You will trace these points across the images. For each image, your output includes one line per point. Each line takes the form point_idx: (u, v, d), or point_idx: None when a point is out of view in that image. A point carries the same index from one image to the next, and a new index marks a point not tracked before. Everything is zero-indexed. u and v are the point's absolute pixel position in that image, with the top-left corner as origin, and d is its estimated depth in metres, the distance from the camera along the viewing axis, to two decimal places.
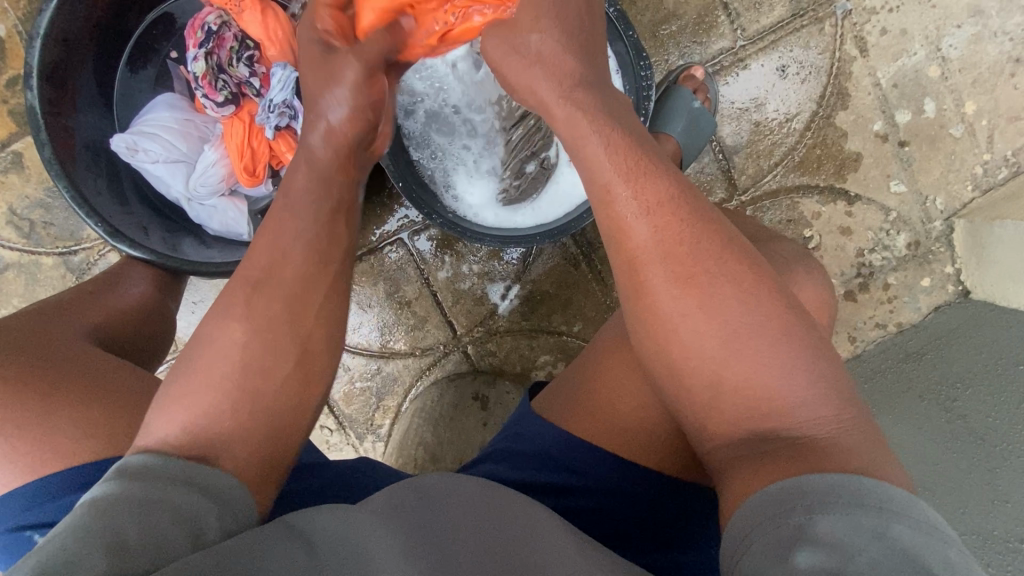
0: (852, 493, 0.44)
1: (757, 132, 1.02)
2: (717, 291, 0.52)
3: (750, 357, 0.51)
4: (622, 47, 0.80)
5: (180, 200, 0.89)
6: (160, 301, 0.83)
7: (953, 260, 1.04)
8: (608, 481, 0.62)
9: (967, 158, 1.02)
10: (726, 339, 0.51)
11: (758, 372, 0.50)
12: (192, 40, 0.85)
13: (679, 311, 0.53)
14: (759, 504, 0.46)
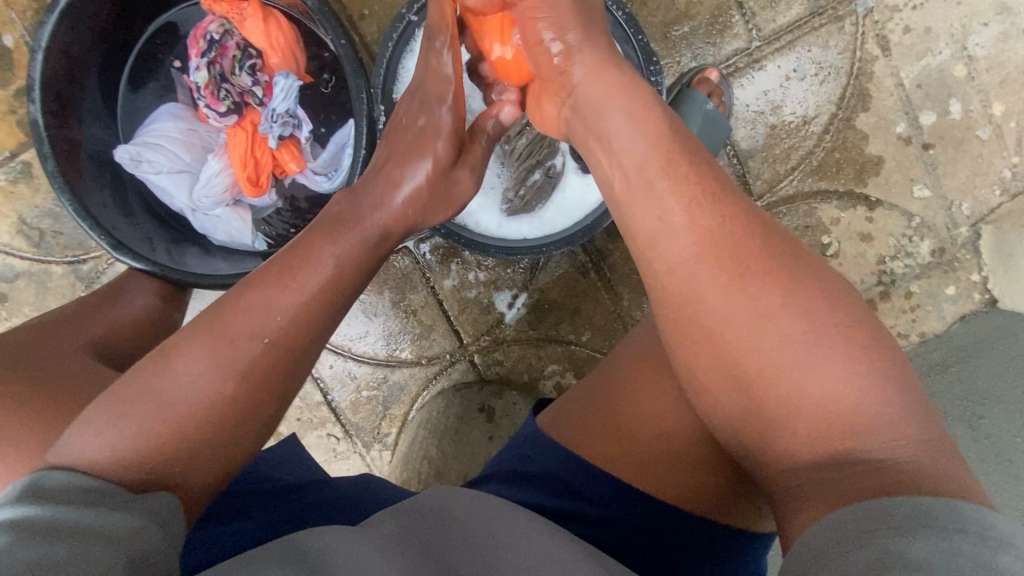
0: (946, 517, 0.40)
1: (773, 136, 0.98)
2: (779, 307, 0.50)
3: (815, 373, 0.49)
4: (632, 51, 0.77)
5: (185, 210, 0.88)
6: (164, 311, 0.82)
7: (980, 267, 0.99)
8: (620, 511, 0.59)
9: (995, 161, 0.98)
10: (788, 359, 0.49)
11: (824, 391, 0.48)
12: (194, 49, 0.84)
13: (740, 325, 0.51)
14: (834, 528, 0.42)
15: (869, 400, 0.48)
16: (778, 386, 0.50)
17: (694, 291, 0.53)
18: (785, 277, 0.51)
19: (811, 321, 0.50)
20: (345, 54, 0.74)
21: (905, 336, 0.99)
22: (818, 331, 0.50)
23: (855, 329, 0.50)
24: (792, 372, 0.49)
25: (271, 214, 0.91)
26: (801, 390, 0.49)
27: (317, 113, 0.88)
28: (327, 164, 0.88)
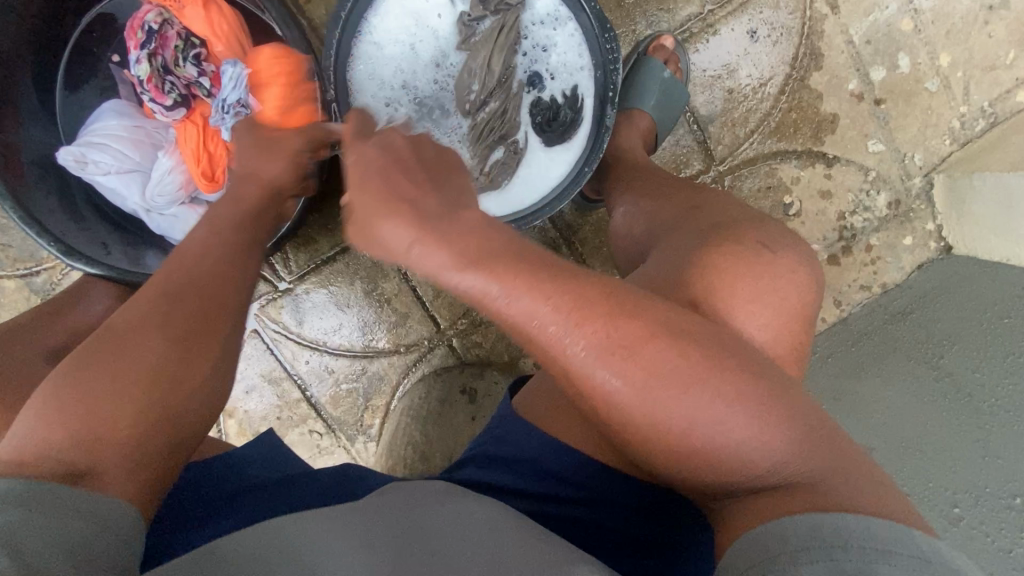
0: (862, 536, 0.42)
1: (731, 100, 0.99)
2: (611, 345, 0.46)
3: (704, 407, 0.47)
4: (586, 18, 0.76)
5: (138, 212, 0.85)
6: None
7: (934, 216, 1.03)
8: (599, 482, 0.59)
9: (944, 112, 1.00)
10: (641, 392, 0.47)
11: (689, 424, 0.47)
12: (131, 40, 0.80)
13: (612, 380, 0.46)
14: (753, 543, 0.46)
15: (732, 416, 0.47)
16: (671, 425, 0.47)
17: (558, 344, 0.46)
18: (586, 321, 0.46)
19: (654, 353, 0.47)
20: (293, 38, 0.74)
21: (865, 288, 1.05)
22: (671, 360, 0.47)
23: (682, 328, 0.49)
24: (662, 412, 0.47)
25: None
26: (688, 423, 0.47)
27: None
28: None
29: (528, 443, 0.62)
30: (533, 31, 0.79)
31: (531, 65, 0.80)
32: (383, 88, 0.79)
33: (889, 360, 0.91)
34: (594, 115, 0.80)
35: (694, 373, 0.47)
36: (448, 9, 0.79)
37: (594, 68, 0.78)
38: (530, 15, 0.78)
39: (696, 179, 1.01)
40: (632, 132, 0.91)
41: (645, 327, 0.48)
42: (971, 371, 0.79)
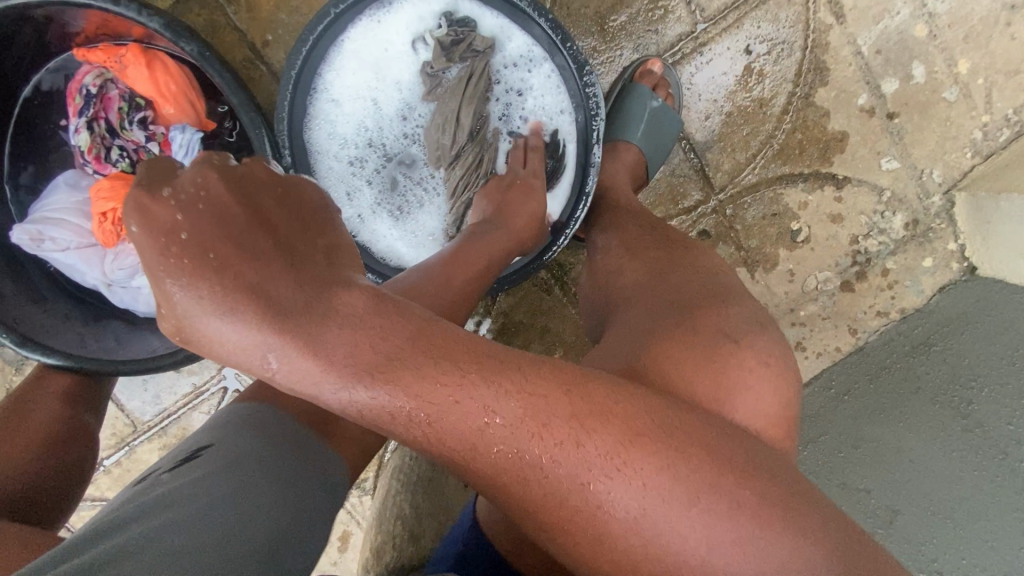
0: None
1: (729, 123, 0.91)
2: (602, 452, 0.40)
3: (693, 535, 0.40)
4: (563, 58, 0.69)
5: (99, 286, 0.80)
6: (76, 413, 0.71)
7: (956, 236, 0.96)
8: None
9: (965, 123, 0.92)
10: (630, 513, 0.40)
11: (679, 555, 0.41)
12: (70, 106, 0.75)
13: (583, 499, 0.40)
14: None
15: (733, 545, 0.40)
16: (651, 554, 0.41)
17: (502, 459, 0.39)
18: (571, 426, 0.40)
19: (652, 466, 0.40)
20: (240, 102, 0.66)
21: (883, 315, 0.97)
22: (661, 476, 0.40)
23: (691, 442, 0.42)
24: (649, 536, 0.40)
25: None
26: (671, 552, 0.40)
27: None
28: None
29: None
30: (506, 75, 0.72)
31: (505, 112, 0.74)
32: (346, 147, 0.74)
33: (910, 403, 0.84)
34: (578, 163, 0.74)
35: (693, 488, 0.41)
36: (411, 56, 0.72)
37: (574, 112, 0.72)
38: (501, 57, 0.71)
39: (695, 211, 0.94)
40: (619, 166, 0.82)
41: (649, 435, 0.41)
42: (1003, 423, 0.73)
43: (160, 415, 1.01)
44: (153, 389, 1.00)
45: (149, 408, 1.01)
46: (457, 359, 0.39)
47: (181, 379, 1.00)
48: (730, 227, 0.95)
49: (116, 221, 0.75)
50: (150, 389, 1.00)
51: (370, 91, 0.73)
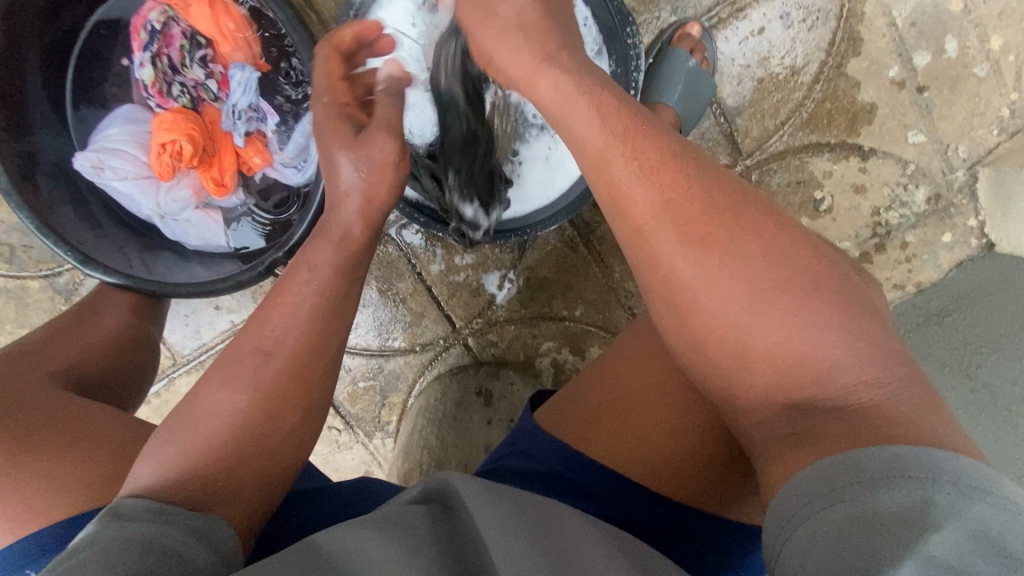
0: (930, 471, 0.37)
1: (761, 90, 0.93)
2: (745, 249, 0.47)
3: (816, 334, 0.45)
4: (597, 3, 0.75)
5: (153, 217, 0.85)
6: (141, 325, 0.77)
7: (976, 212, 0.97)
8: (627, 511, 0.59)
9: (993, 99, 0.94)
10: (762, 303, 0.45)
11: (809, 360, 0.45)
12: (136, 42, 0.79)
13: (721, 283, 0.46)
14: (823, 472, 0.40)
15: (856, 354, 0.44)
16: (788, 350, 0.45)
17: (663, 262, 0.48)
18: (720, 228, 0.47)
19: (785, 261, 0.47)
20: (308, 53, 0.72)
21: (899, 288, 0.99)
22: (790, 274, 0.46)
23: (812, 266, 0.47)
24: (790, 334, 0.45)
25: (241, 213, 0.87)
26: (796, 348, 0.45)
27: (279, 102, 0.82)
28: (295, 156, 0.84)
29: (548, 468, 0.61)
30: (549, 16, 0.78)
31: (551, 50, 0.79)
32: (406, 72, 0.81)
33: None
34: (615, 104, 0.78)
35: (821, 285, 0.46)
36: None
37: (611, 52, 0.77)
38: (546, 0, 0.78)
39: None
40: None
41: (776, 238, 0.48)
42: None
43: (199, 350, 1.07)
44: (194, 323, 1.05)
45: (188, 341, 1.06)
46: (644, 140, 0.50)
47: (220, 317, 1.06)
48: (755, 193, 0.97)
49: (174, 153, 0.79)
50: (190, 324, 1.06)
51: (422, 22, 0.78)
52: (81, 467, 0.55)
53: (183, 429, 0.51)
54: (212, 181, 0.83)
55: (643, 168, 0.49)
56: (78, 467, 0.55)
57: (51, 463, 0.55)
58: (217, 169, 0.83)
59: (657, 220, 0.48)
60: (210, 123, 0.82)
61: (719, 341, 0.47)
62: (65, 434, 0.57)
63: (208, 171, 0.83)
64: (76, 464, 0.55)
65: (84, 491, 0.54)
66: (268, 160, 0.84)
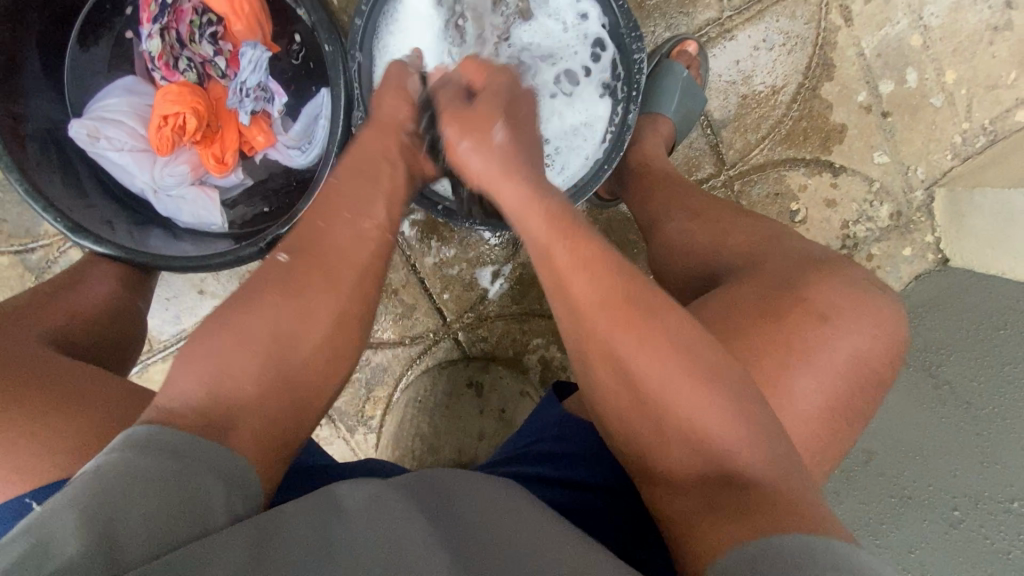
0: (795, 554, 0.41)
1: (744, 105, 1.01)
2: (668, 352, 0.50)
3: (704, 408, 0.49)
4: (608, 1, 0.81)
5: (146, 191, 0.83)
6: (130, 299, 0.77)
7: (933, 229, 1.05)
8: (616, 482, 0.60)
9: (948, 127, 1.03)
10: (670, 389, 0.50)
11: (702, 431, 0.49)
12: (145, 13, 0.79)
13: (635, 367, 0.50)
14: (732, 566, 0.42)
15: (737, 440, 0.49)
16: (670, 436, 0.50)
17: (604, 355, 0.52)
18: (642, 327, 0.51)
19: (685, 361, 0.50)
20: (326, 35, 0.75)
21: None
22: (693, 367, 0.50)
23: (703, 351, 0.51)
24: (680, 418, 0.49)
25: (240, 194, 0.86)
26: (702, 438, 0.49)
27: (288, 84, 0.84)
28: (299, 137, 0.84)
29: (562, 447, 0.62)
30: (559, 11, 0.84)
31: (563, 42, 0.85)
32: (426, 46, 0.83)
33: None
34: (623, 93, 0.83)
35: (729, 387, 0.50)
36: None
37: (617, 45, 0.82)
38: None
39: (706, 183, 1.02)
40: (655, 136, 0.92)
41: (687, 346, 0.51)
42: (969, 379, 0.86)
43: (177, 336, 1.03)
44: (174, 308, 1.02)
45: (166, 326, 1.03)
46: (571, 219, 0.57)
47: (203, 303, 1.02)
48: (737, 202, 1.02)
49: (176, 128, 0.79)
50: (170, 308, 1.02)
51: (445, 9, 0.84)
52: (87, 425, 0.56)
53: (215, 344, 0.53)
54: (211, 158, 0.82)
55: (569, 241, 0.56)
56: (89, 424, 0.56)
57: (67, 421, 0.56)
58: (218, 147, 0.82)
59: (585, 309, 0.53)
60: (214, 100, 0.82)
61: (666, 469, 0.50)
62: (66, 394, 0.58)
63: (207, 147, 0.82)
64: (85, 421, 0.56)
65: (87, 440, 0.55)
66: (271, 140, 0.84)
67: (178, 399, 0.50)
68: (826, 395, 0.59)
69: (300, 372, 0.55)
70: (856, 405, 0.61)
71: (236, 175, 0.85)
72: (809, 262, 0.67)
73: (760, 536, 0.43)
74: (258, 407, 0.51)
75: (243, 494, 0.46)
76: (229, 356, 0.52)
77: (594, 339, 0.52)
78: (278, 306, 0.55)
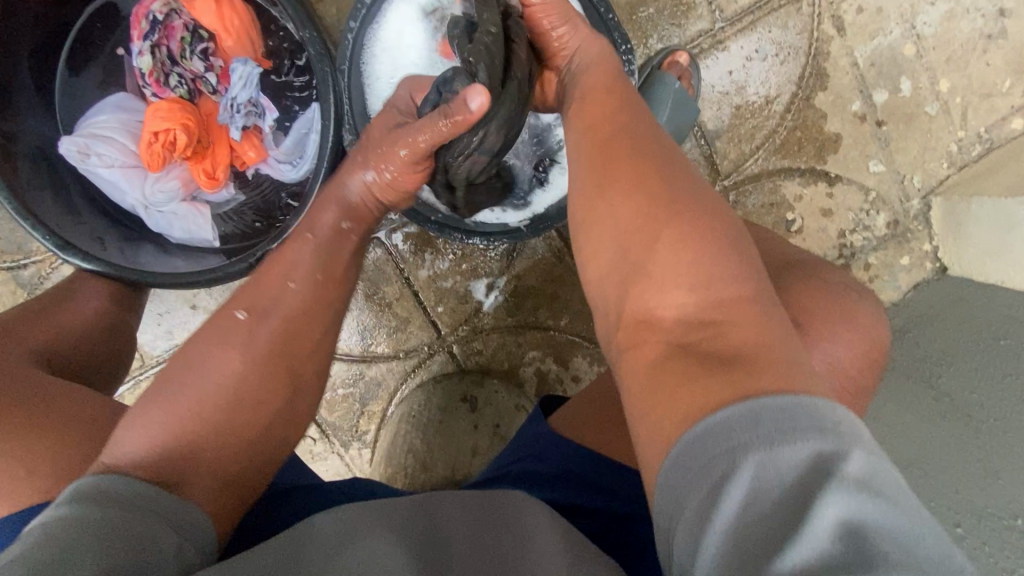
0: (780, 427, 0.36)
1: (738, 116, 1.00)
2: (665, 200, 0.49)
3: (691, 258, 0.46)
4: (599, 20, 0.81)
5: (137, 207, 0.82)
6: (120, 314, 0.76)
7: (930, 238, 1.04)
8: (613, 504, 0.58)
9: (944, 136, 1.03)
10: (660, 237, 0.48)
11: (689, 279, 0.46)
12: (136, 31, 0.79)
13: (627, 206, 0.51)
14: (715, 426, 0.37)
15: (730, 297, 0.44)
16: (652, 278, 0.47)
17: (596, 206, 0.53)
18: (650, 176, 0.51)
19: (682, 208, 0.49)
20: (316, 52, 0.74)
21: None
22: (692, 221, 0.48)
23: (708, 209, 0.49)
24: (656, 264, 0.47)
25: (231, 209, 0.86)
26: (686, 290, 0.46)
27: (279, 99, 0.83)
28: (290, 152, 0.84)
29: (556, 467, 0.61)
30: None
31: None
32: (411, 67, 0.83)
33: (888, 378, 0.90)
34: None
35: (727, 247, 0.47)
36: None
37: None
38: None
39: None
40: None
41: (689, 198, 0.49)
42: (969, 391, 0.85)
43: (169, 351, 1.02)
44: (167, 323, 1.01)
45: (159, 342, 1.02)
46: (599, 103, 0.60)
47: (196, 318, 1.02)
48: (732, 212, 1.02)
49: (166, 143, 0.79)
50: (163, 323, 1.01)
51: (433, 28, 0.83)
52: (71, 451, 0.55)
53: (162, 407, 0.53)
54: (202, 176, 0.82)
55: (590, 115, 0.59)
56: (76, 444, 0.56)
57: (49, 441, 0.55)
58: (209, 163, 0.82)
59: (597, 159, 0.55)
60: (204, 116, 0.81)
61: (650, 317, 0.47)
62: (52, 414, 0.57)
63: (197, 165, 0.81)
64: (73, 443, 0.56)
65: (72, 464, 0.54)
66: (263, 155, 0.84)
67: (125, 462, 0.49)
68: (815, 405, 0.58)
69: (253, 426, 0.55)
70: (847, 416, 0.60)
71: (228, 191, 0.85)
72: (788, 265, 0.66)
73: (743, 394, 0.38)
74: (215, 463, 0.52)
75: (196, 540, 0.46)
76: (189, 411, 0.53)
77: (601, 200, 0.53)
78: (227, 359, 0.56)
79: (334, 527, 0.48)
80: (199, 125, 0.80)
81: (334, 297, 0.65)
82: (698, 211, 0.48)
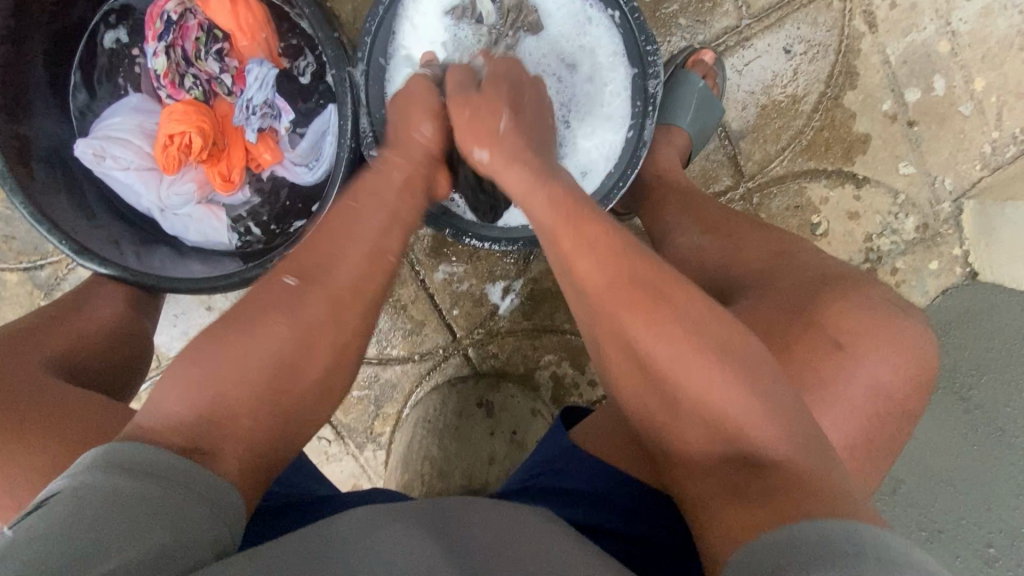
0: (815, 538, 0.38)
1: (763, 116, 0.97)
2: (681, 321, 0.50)
3: (721, 381, 0.48)
4: (622, 18, 0.79)
5: (152, 210, 0.82)
6: (135, 317, 0.76)
7: (962, 243, 0.99)
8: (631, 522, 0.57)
9: (977, 137, 0.99)
10: (682, 365, 0.49)
11: (717, 402, 0.47)
12: (150, 31, 0.78)
13: (646, 340, 0.50)
14: (763, 549, 0.40)
15: (756, 415, 0.46)
16: (683, 403, 0.48)
17: (617, 334, 0.52)
18: (663, 299, 0.51)
19: (699, 331, 0.49)
20: (332, 53, 0.73)
21: None
22: (710, 346, 0.49)
23: (724, 327, 0.50)
24: (687, 390, 0.48)
25: (247, 212, 0.84)
26: (717, 412, 0.47)
27: (295, 100, 0.82)
28: (306, 154, 0.82)
29: (578, 483, 0.60)
30: (567, 29, 0.82)
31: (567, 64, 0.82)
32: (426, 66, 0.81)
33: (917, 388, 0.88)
34: (632, 116, 0.81)
35: (748, 362, 0.49)
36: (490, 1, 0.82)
37: (630, 64, 0.80)
38: (566, 14, 0.82)
39: (723, 196, 0.99)
40: (671, 149, 0.89)
41: (707, 324, 0.50)
42: None
43: None
44: (183, 324, 1.01)
45: (174, 342, 1.02)
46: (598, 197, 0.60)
47: (211, 319, 1.01)
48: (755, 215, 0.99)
49: (182, 147, 0.78)
50: (178, 324, 1.01)
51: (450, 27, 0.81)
52: None
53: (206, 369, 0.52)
54: (217, 179, 0.80)
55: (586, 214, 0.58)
56: (92, 454, 0.55)
57: (67, 452, 0.55)
58: (224, 166, 0.80)
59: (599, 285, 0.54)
60: (218, 118, 0.80)
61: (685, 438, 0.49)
62: (70, 424, 0.57)
63: (212, 167, 0.80)
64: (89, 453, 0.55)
65: None
66: (278, 158, 0.82)
67: (169, 421, 0.49)
68: (845, 426, 0.57)
69: (297, 408, 0.55)
70: (879, 437, 0.58)
71: (242, 194, 0.83)
72: (823, 279, 0.64)
73: (788, 521, 0.41)
74: (256, 440, 0.51)
75: (230, 520, 0.45)
76: (232, 379, 0.52)
77: (615, 320, 0.52)
78: (273, 338, 0.54)
79: (358, 528, 0.45)
80: (214, 127, 0.79)
81: (351, 308, 0.61)
82: (717, 333, 0.50)
